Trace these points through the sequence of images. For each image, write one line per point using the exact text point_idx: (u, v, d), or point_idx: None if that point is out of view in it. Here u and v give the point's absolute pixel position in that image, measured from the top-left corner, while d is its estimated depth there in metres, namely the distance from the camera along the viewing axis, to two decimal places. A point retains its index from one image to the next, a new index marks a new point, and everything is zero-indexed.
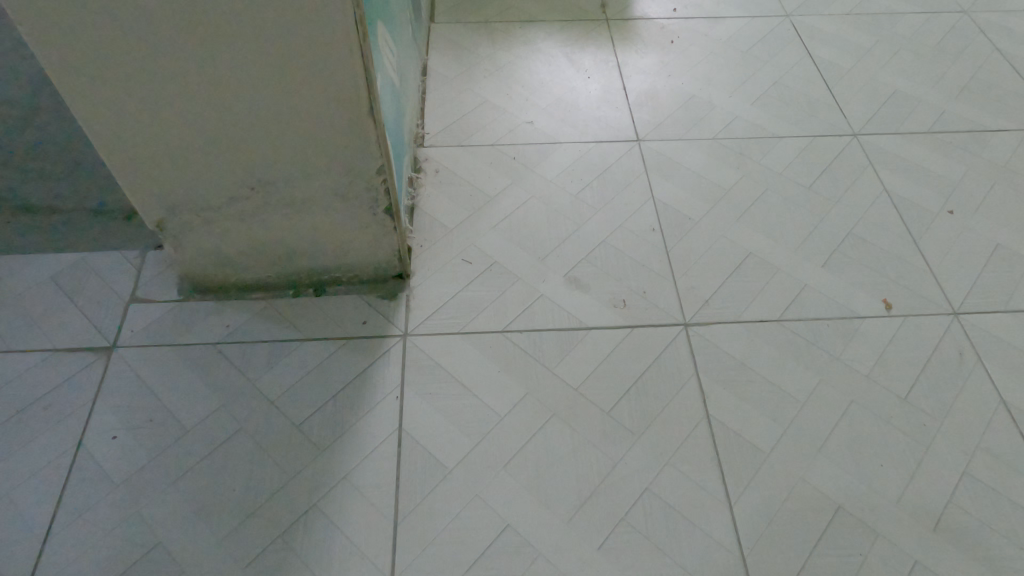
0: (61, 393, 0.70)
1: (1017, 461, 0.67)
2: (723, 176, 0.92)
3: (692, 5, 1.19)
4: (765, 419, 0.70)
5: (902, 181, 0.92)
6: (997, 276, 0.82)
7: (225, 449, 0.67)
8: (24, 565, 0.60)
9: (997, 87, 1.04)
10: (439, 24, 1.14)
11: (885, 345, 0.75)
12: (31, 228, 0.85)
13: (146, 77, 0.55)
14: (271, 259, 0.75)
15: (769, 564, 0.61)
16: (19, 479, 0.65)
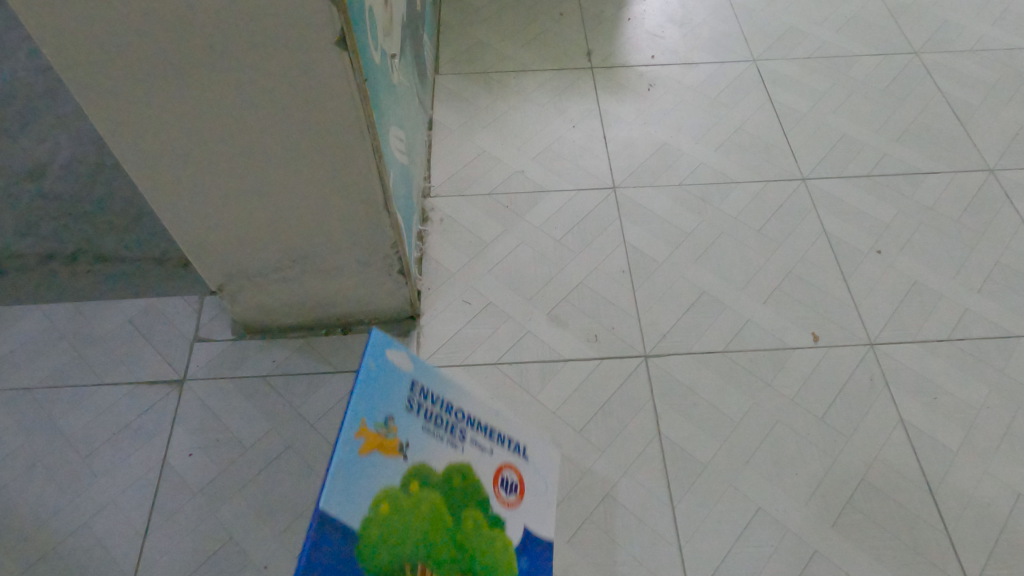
0: (146, 418, 0.89)
1: (905, 470, 0.84)
2: (686, 220, 1.08)
3: (668, 51, 1.32)
4: (706, 435, 0.87)
5: (840, 223, 1.07)
6: (910, 310, 0.97)
7: (277, 463, 0.86)
8: (132, 554, 0.79)
9: (935, 130, 1.18)
10: (443, 75, 1.29)
11: (810, 373, 0.92)
12: (108, 276, 1.03)
13: (215, 189, 0.72)
14: (307, 306, 0.93)
15: (700, 552, 0.79)
16: (120, 488, 0.84)
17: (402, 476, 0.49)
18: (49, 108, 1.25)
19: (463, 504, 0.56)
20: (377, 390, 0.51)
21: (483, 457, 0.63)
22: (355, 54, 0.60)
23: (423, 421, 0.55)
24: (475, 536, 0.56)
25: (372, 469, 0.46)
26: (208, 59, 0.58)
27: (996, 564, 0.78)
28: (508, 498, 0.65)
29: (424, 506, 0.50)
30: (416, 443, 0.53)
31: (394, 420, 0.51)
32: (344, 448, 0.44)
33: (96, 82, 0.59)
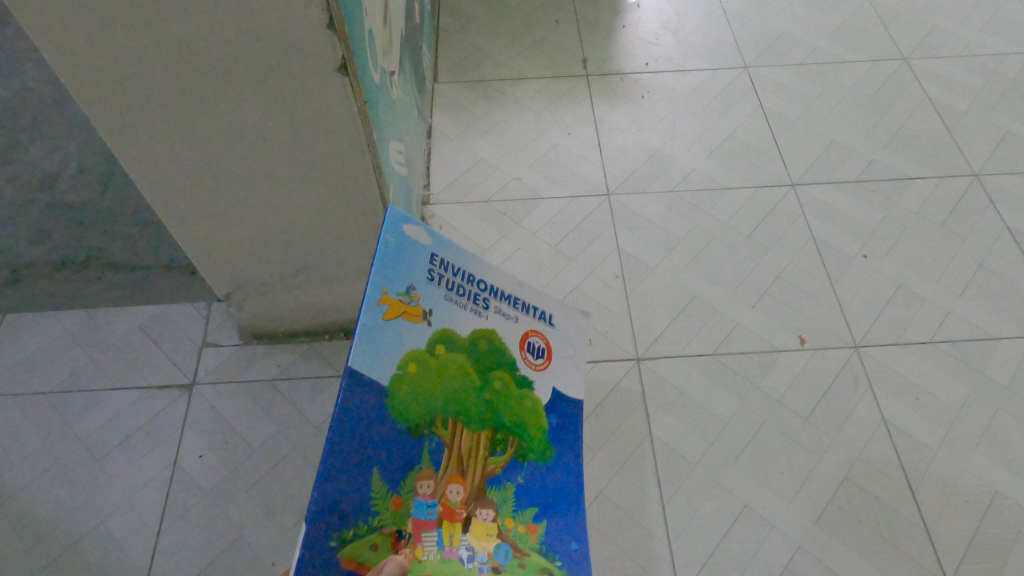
0: (157, 422, 0.93)
1: (887, 468, 0.87)
2: (677, 226, 1.11)
3: (662, 58, 1.35)
4: (695, 436, 0.90)
5: (828, 228, 1.10)
6: (894, 313, 1.00)
7: (284, 464, 0.89)
8: (145, 553, 0.83)
9: (922, 135, 1.21)
10: (442, 83, 1.32)
11: (796, 374, 0.95)
12: (118, 283, 1.06)
13: (223, 204, 0.75)
14: (311, 313, 0.96)
15: (689, 548, 0.82)
16: (133, 489, 0.87)
17: (427, 341, 0.57)
18: (58, 118, 1.28)
19: (488, 364, 0.63)
20: (401, 265, 0.56)
21: (511, 321, 0.67)
22: (355, 80, 0.64)
23: (444, 289, 0.61)
24: (499, 390, 0.63)
25: (400, 337, 0.54)
26: (217, 87, 0.61)
27: (972, 559, 0.81)
28: (535, 361, 0.69)
29: (445, 369, 0.58)
30: (439, 311, 0.59)
31: (417, 289, 0.57)
32: (374, 317, 0.52)
33: (109, 109, 0.62)
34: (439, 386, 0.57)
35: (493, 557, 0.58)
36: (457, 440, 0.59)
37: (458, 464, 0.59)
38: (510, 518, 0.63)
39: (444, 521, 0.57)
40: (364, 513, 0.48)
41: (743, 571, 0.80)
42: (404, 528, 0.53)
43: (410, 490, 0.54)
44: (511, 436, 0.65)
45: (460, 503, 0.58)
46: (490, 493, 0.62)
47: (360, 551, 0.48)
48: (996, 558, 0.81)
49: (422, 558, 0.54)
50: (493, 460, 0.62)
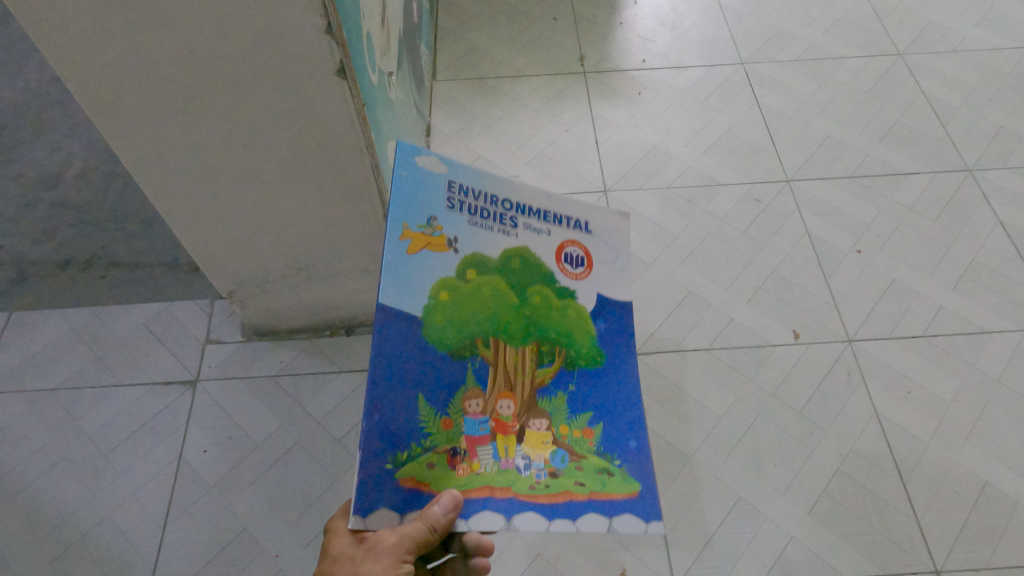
0: (163, 417, 0.94)
1: (879, 460, 0.89)
2: (674, 222, 1.12)
3: (659, 55, 1.36)
4: (690, 429, 0.92)
5: (822, 223, 1.11)
6: (887, 308, 1.02)
7: (287, 458, 0.91)
8: (152, 545, 0.85)
9: (917, 131, 1.22)
10: (440, 81, 1.33)
11: (790, 369, 0.97)
12: (122, 281, 1.08)
13: (225, 204, 0.77)
14: (312, 310, 0.98)
15: (683, 539, 0.84)
16: (140, 482, 0.89)
17: (456, 266, 0.57)
18: (61, 119, 1.30)
19: (526, 279, 0.59)
20: (419, 201, 0.58)
21: (547, 233, 0.62)
22: (353, 83, 0.65)
23: (469, 215, 0.60)
24: (539, 302, 0.59)
25: (426, 266, 0.55)
26: (219, 90, 0.62)
27: (961, 549, 0.82)
28: (573, 271, 0.62)
29: (479, 290, 0.57)
30: (465, 237, 0.58)
31: (439, 220, 0.58)
32: (397, 254, 0.55)
33: (114, 112, 0.64)
34: (472, 307, 0.56)
35: (551, 463, 0.55)
36: (501, 355, 0.57)
37: (505, 380, 0.56)
38: (567, 425, 0.57)
39: (499, 436, 0.55)
40: (416, 434, 0.52)
41: (736, 561, 0.82)
42: (459, 445, 0.54)
43: (459, 409, 0.55)
44: (561, 347, 0.59)
45: (512, 418, 0.56)
46: (543, 403, 0.57)
47: (417, 470, 0.52)
48: (985, 548, 0.82)
49: (478, 471, 0.54)
50: (542, 372, 0.58)
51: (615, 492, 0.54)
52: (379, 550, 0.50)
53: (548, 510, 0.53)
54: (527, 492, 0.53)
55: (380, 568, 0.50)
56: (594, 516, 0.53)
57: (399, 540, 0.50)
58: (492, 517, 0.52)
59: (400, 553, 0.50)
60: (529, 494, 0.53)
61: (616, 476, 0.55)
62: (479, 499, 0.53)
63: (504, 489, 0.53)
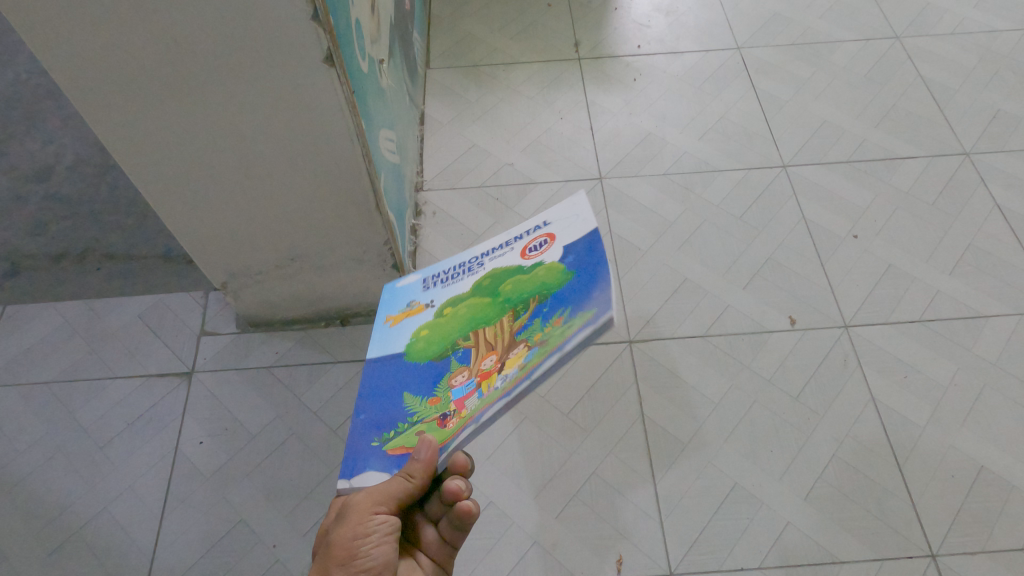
0: (158, 409, 0.94)
1: (876, 445, 0.89)
2: (669, 209, 1.12)
3: (655, 41, 1.35)
4: (686, 416, 0.92)
5: (819, 209, 1.11)
6: (883, 293, 1.01)
7: (283, 449, 0.91)
8: (149, 537, 0.85)
9: (914, 115, 1.21)
10: (434, 69, 1.32)
11: (786, 355, 0.96)
12: (117, 273, 1.08)
13: (216, 196, 0.76)
14: (307, 301, 0.98)
15: (680, 525, 0.84)
16: (136, 475, 0.89)
17: (435, 313, 0.62)
18: (52, 111, 1.29)
19: (497, 280, 0.60)
20: (403, 298, 0.66)
21: (514, 249, 0.62)
22: (343, 72, 0.64)
23: (443, 281, 0.64)
24: (509, 286, 0.58)
25: (407, 331, 0.62)
26: (205, 81, 0.62)
27: (958, 532, 0.83)
28: (539, 252, 0.60)
29: (455, 313, 0.60)
30: (441, 296, 0.63)
31: (419, 299, 0.65)
32: (383, 336, 0.62)
33: (101, 104, 0.63)
34: (448, 327, 0.59)
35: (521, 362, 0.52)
36: (480, 335, 0.56)
37: (486, 347, 0.56)
38: (537, 330, 0.54)
39: (482, 383, 0.53)
40: (403, 416, 0.55)
41: (733, 547, 0.82)
42: (449, 410, 0.54)
43: (446, 387, 0.55)
44: (535, 297, 0.56)
45: (494, 365, 0.54)
46: (522, 336, 0.54)
47: (407, 440, 0.54)
48: (981, 531, 0.83)
49: (465, 413, 0.52)
50: (518, 322, 0.55)
51: (574, 330, 0.51)
52: (349, 510, 0.51)
53: (513, 392, 0.50)
54: (496, 393, 0.51)
55: (351, 526, 0.50)
56: (550, 360, 0.50)
57: (369, 494, 0.51)
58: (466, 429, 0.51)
59: (369, 506, 0.51)
60: (499, 395, 0.51)
61: (576, 321, 0.52)
62: (460, 430, 0.51)
63: (479, 405, 0.51)
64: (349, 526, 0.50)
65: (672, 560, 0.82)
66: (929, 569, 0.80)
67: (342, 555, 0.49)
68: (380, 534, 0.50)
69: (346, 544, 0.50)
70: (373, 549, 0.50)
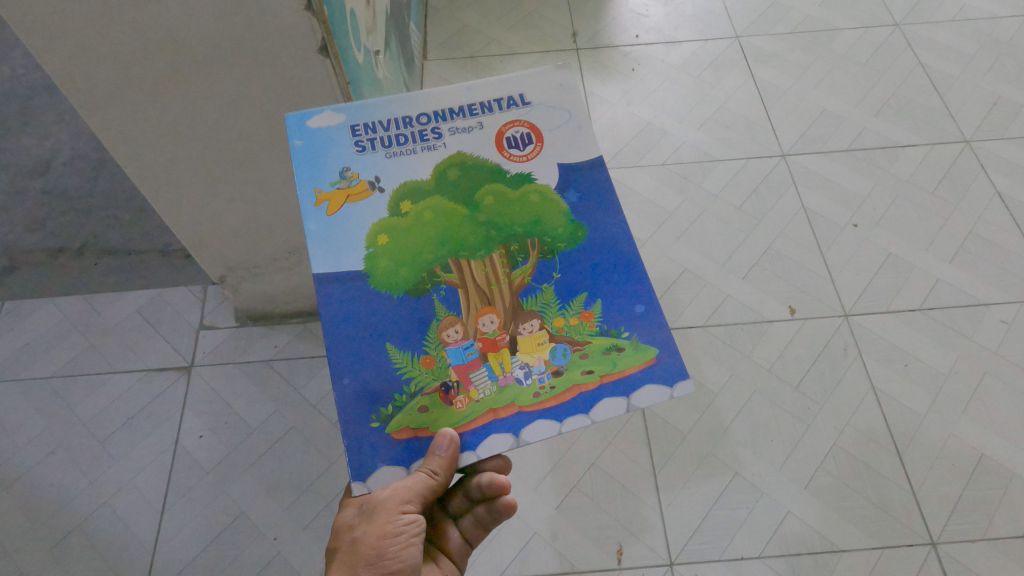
0: (158, 404, 0.94)
1: (876, 434, 0.89)
2: (668, 200, 1.11)
3: (653, 31, 1.35)
4: (687, 407, 0.92)
5: (818, 198, 1.10)
6: (883, 281, 1.01)
7: (283, 443, 0.91)
8: (150, 531, 0.85)
9: (914, 102, 1.21)
10: (431, 61, 1.31)
11: (786, 344, 0.96)
12: (114, 268, 1.07)
13: (212, 189, 0.76)
14: (305, 294, 0.97)
15: (680, 515, 0.84)
16: (136, 469, 0.89)
17: (388, 207, 0.52)
18: (49, 106, 1.28)
19: (472, 183, 0.53)
20: (326, 157, 0.53)
21: (482, 125, 0.55)
22: (338, 62, 0.64)
23: (387, 148, 0.54)
24: (491, 203, 0.53)
25: (354, 222, 0.52)
26: (199, 75, 0.62)
27: (958, 520, 0.83)
28: (521, 154, 0.54)
29: (421, 219, 0.52)
30: (388, 173, 0.53)
31: (354, 167, 0.53)
32: (318, 222, 0.51)
33: (94, 99, 0.63)
34: (417, 237, 0.52)
35: (552, 362, 0.51)
36: (466, 272, 0.52)
37: (478, 295, 0.52)
38: (559, 318, 0.52)
39: (490, 355, 0.51)
40: (396, 384, 0.50)
41: (733, 536, 0.82)
42: (449, 379, 0.50)
43: (437, 343, 0.51)
44: (534, 236, 0.53)
45: (499, 332, 0.51)
46: (530, 303, 0.52)
47: (409, 419, 0.49)
48: (981, 518, 0.83)
49: (477, 399, 0.50)
50: (517, 273, 0.52)
51: (630, 367, 0.50)
52: (374, 508, 0.50)
53: (557, 412, 0.49)
54: (533, 402, 0.50)
55: (378, 526, 0.50)
56: (609, 399, 0.49)
57: (394, 492, 0.49)
58: (500, 440, 0.49)
59: (396, 505, 0.49)
60: (534, 405, 0.50)
61: (627, 348, 0.51)
62: (483, 426, 0.50)
63: (508, 407, 0.50)
64: (376, 526, 0.50)
65: (673, 550, 0.82)
66: (930, 557, 0.80)
67: (370, 555, 0.50)
68: (408, 535, 0.50)
69: (374, 544, 0.50)
70: (401, 550, 0.50)
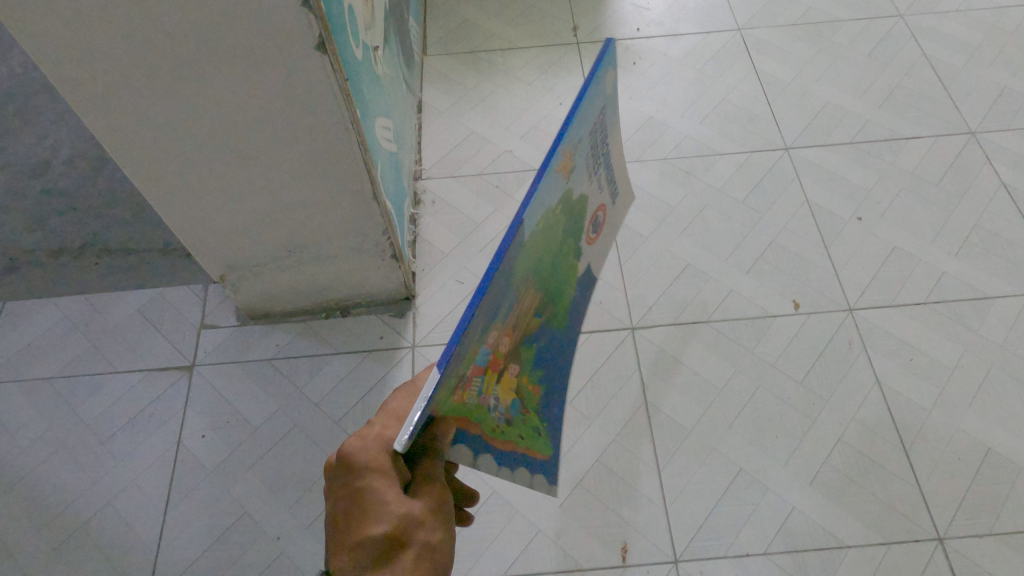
0: (160, 404, 0.94)
1: (881, 429, 0.88)
2: (671, 195, 1.10)
3: (654, 24, 1.33)
4: (691, 403, 0.91)
5: (822, 191, 1.09)
6: (888, 274, 1.00)
7: (286, 442, 0.91)
8: (153, 531, 0.85)
9: (918, 94, 1.20)
10: (431, 56, 1.31)
11: (791, 339, 0.96)
12: (115, 268, 1.07)
13: (212, 189, 0.75)
14: (306, 292, 0.97)
15: (684, 512, 0.83)
16: (139, 470, 0.89)
17: (561, 198, 0.44)
18: (48, 106, 1.28)
19: (575, 223, 0.51)
20: (576, 117, 0.43)
21: (602, 189, 0.56)
22: (335, 58, 0.63)
23: (590, 150, 0.49)
24: (566, 251, 0.51)
25: (552, 192, 0.42)
26: (196, 74, 0.61)
27: (965, 515, 0.82)
28: (592, 235, 0.57)
29: (553, 229, 0.45)
30: (576, 173, 0.46)
31: (578, 146, 0.46)
32: (549, 171, 0.40)
33: (90, 99, 0.62)
34: (546, 241, 0.45)
35: (510, 414, 0.51)
36: (525, 298, 0.46)
37: (517, 322, 0.46)
38: (529, 377, 0.53)
39: (489, 371, 0.45)
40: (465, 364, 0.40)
41: (738, 533, 0.82)
42: (467, 373, 0.41)
43: (490, 340, 0.42)
44: (552, 302, 0.53)
45: (505, 359, 0.47)
46: (525, 351, 0.51)
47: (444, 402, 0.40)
48: (988, 513, 0.82)
49: (468, 407, 0.45)
50: (534, 321, 0.51)
51: (535, 449, 0.58)
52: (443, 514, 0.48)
53: (497, 457, 0.52)
54: (491, 437, 0.50)
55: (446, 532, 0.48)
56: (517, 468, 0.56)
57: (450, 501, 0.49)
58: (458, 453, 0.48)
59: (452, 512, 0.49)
60: (492, 442, 0.51)
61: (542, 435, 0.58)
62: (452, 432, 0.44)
63: (478, 430, 0.49)
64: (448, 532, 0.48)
65: (678, 547, 0.81)
66: (936, 552, 0.80)
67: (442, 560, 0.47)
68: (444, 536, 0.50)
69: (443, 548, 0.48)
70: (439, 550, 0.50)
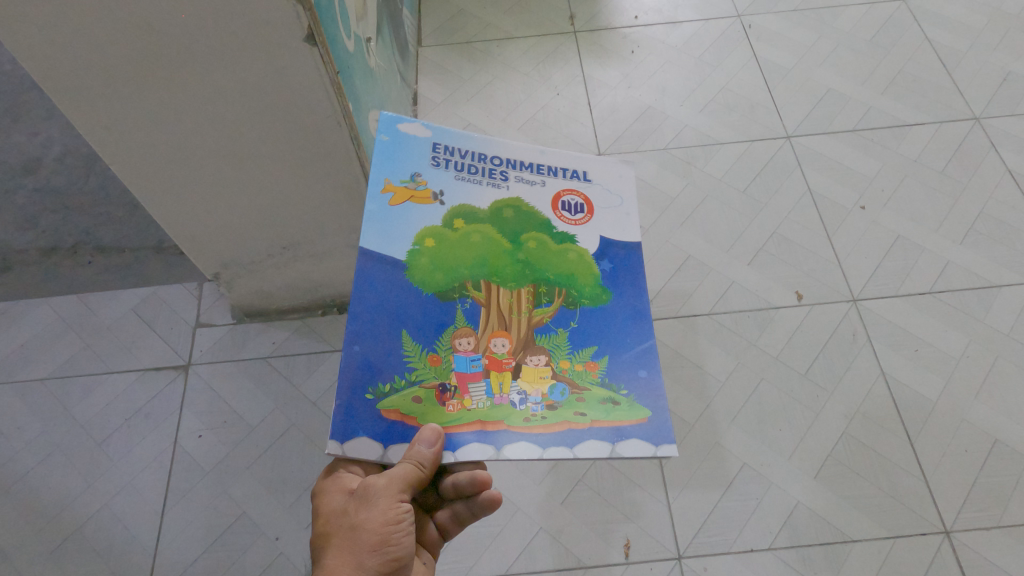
0: (156, 403, 0.93)
1: (885, 420, 0.87)
2: (672, 185, 1.09)
3: (653, 11, 1.31)
4: (693, 397, 0.90)
5: (824, 179, 1.08)
6: (893, 264, 0.99)
7: (284, 441, 0.90)
8: (149, 533, 0.84)
9: (921, 80, 1.18)
10: (425, 47, 1.28)
11: (794, 331, 0.94)
12: (108, 267, 1.06)
13: (203, 185, 0.74)
14: (302, 289, 0.96)
15: (687, 507, 0.82)
16: (135, 470, 0.88)
17: (443, 220, 0.57)
18: (39, 103, 1.26)
19: (520, 226, 0.58)
20: (405, 161, 0.59)
21: (548, 177, 0.61)
22: (325, 49, 0.61)
23: (457, 171, 0.60)
24: (534, 245, 0.57)
25: (406, 219, 0.57)
26: (182, 71, 0.59)
27: (971, 508, 0.81)
28: (572, 217, 0.59)
29: (470, 240, 0.57)
30: (451, 190, 0.59)
31: (424, 175, 0.59)
32: (383, 215, 0.56)
33: (74, 98, 0.60)
34: (459, 254, 0.56)
35: (548, 397, 0.52)
36: (494, 295, 0.55)
37: (498, 318, 0.54)
38: (568, 361, 0.54)
39: (492, 373, 0.53)
40: (400, 369, 0.52)
41: (742, 528, 0.81)
42: (448, 381, 0.52)
43: (448, 347, 0.53)
44: (562, 290, 0.56)
45: (506, 355, 0.53)
46: (543, 340, 0.54)
47: (399, 400, 0.51)
48: (996, 505, 0.81)
49: (470, 407, 0.51)
50: (540, 311, 0.55)
51: (623, 421, 0.51)
52: (372, 494, 0.49)
53: (542, 439, 0.50)
54: (522, 425, 0.50)
55: (379, 513, 0.48)
56: (596, 442, 0.50)
57: (389, 481, 0.48)
58: (478, 448, 0.50)
59: (393, 492, 0.48)
60: (524, 428, 0.50)
61: (623, 404, 0.52)
62: (470, 432, 0.50)
63: (496, 423, 0.51)
64: (378, 511, 0.48)
65: (681, 544, 0.80)
66: (942, 547, 0.79)
67: (375, 540, 0.47)
68: (407, 522, 0.49)
69: (380, 530, 0.48)
70: (403, 537, 0.48)
